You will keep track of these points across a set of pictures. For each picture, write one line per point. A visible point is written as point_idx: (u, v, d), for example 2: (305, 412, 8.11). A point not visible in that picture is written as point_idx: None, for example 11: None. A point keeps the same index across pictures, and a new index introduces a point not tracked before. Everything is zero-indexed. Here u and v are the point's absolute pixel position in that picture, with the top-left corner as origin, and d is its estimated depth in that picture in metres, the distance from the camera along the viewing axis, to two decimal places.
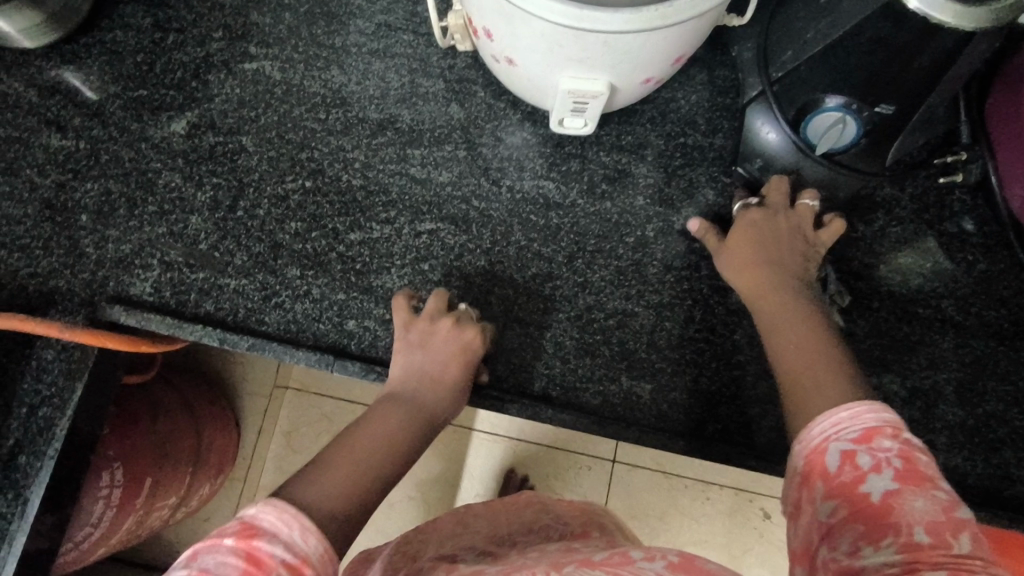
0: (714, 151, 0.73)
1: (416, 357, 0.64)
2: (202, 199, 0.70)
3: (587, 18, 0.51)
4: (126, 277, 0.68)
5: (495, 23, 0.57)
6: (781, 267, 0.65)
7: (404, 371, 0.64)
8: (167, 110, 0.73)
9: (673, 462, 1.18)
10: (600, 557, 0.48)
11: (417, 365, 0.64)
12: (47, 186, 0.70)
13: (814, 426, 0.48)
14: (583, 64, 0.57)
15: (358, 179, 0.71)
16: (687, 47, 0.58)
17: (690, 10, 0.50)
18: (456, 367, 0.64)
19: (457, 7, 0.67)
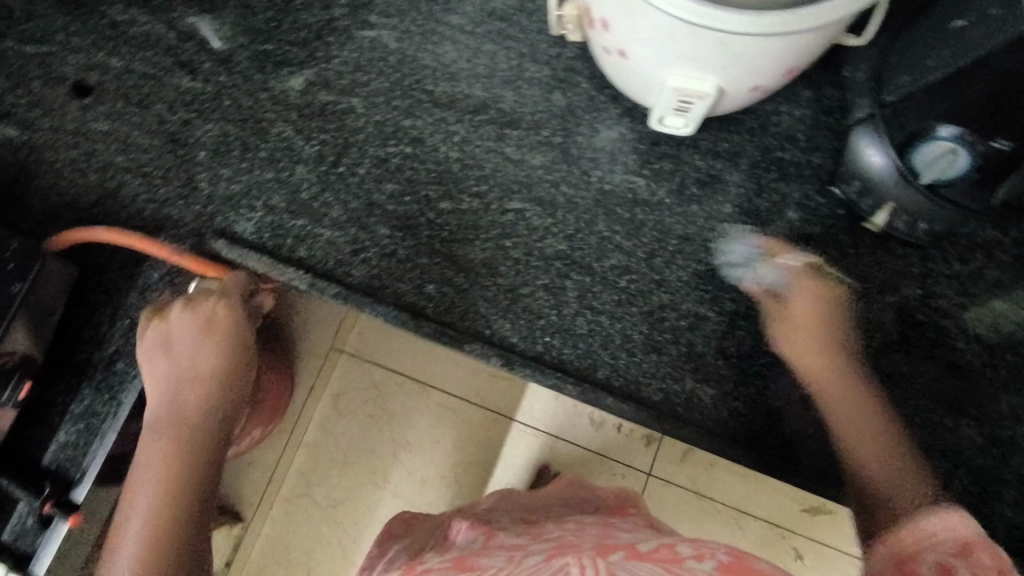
0: (810, 168, 0.72)
1: (197, 298, 0.68)
2: (309, 152, 0.74)
3: (711, 16, 0.52)
4: (233, 215, 0.73)
5: (615, 13, 0.58)
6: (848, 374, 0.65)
7: (166, 394, 0.68)
8: (288, 65, 0.77)
9: (708, 483, 1.16)
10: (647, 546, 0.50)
11: (173, 340, 0.68)
12: (173, 122, 0.76)
13: (907, 533, 0.53)
14: (696, 63, 0.58)
15: (455, 151, 0.74)
16: (802, 59, 0.58)
17: (815, 20, 0.51)
18: (207, 342, 0.68)
19: None
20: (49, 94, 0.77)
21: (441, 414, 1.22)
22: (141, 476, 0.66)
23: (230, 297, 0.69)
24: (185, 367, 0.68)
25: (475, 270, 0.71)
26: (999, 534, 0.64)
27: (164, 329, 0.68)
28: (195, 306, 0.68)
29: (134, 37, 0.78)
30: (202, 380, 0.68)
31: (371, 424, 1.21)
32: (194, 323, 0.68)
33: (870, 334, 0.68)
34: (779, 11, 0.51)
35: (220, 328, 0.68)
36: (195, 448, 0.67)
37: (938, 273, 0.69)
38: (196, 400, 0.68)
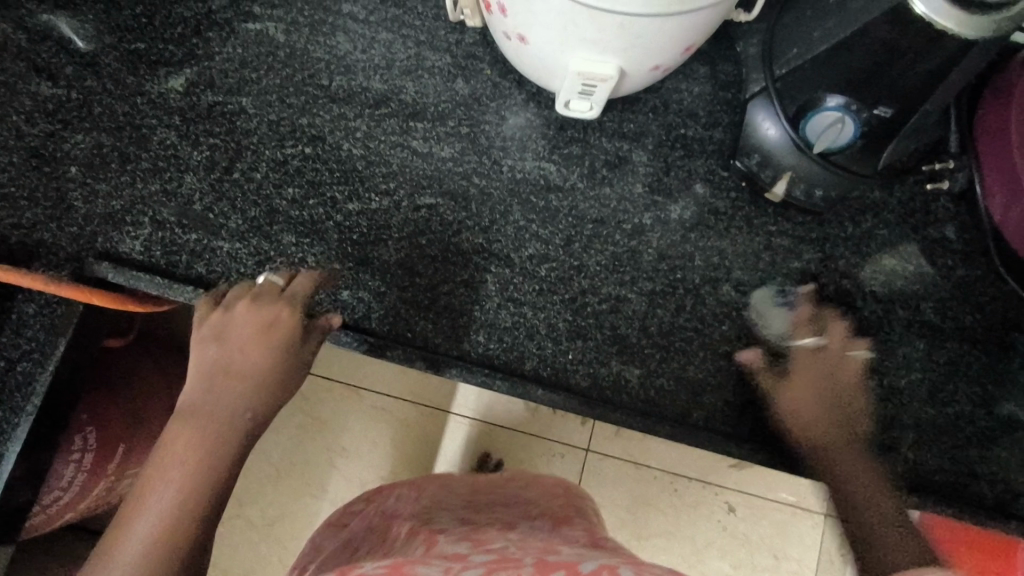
0: (713, 144, 0.74)
1: (264, 297, 0.63)
2: (197, 159, 0.69)
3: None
4: (116, 234, 0.66)
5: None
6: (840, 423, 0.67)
7: (204, 387, 0.62)
8: (165, 65, 0.71)
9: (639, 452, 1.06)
10: (587, 566, 0.43)
11: (227, 331, 0.63)
12: (35, 135, 0.68)
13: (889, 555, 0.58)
14: (598, 45, 0.57)
15: (359, 148, 0.71)
16: (695, 38, 0.59)
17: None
18: (252, 328, 0.62)
19: None
20: None
21: (373, 419, 1.06)
22: (151, 516, 0.55)
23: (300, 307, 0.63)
24: (230, 359, 0.62)
25: (391, 271, 0.68)
26: (902, 473, 0.70)
27: (217, 319, 0.63)
28: (260, 305, 0.63)
29: None
30: (242, 380, 0.62)
31: (301, 436, 1.05)
32: (255, 322, 0.62)
33: (778, 300, 0.71)
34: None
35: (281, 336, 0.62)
36: (236, 445, 0.60)
37: (835, 237, 0.73)
38: (232, 394, 0.62)
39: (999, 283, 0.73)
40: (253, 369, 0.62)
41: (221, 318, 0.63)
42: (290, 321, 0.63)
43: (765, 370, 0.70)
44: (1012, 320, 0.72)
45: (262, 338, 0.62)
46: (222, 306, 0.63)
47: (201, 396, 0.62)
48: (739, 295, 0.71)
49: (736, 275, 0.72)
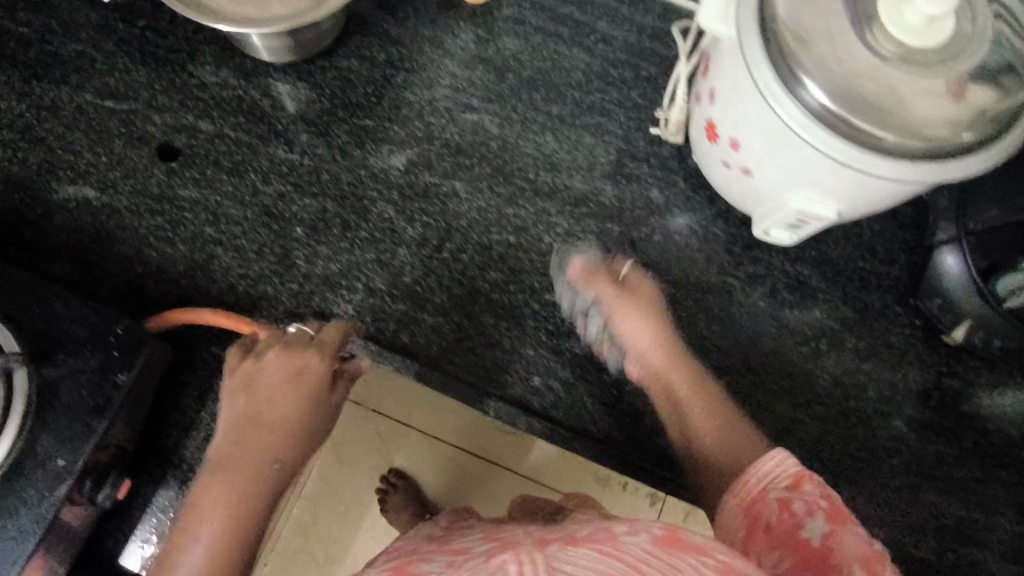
0: (889, 279, 0.77)
1: (294, 345, 0.61)
2: (411, 234, 0.73)
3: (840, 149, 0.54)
4: (333, 296, 0.71)
5: (743, 128, 0.61)
6: (717, 396, 0.61)
7: (231, 437, 0.57)
8: (389, 142, 0.76)
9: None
10: (586, 533, 0.35)
11: (256, 378, 0.60)
12: (268, 194, 0.73)
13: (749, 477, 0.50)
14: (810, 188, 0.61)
15: (558, 242, 0.75)
16: (894, 201, 0.63)
17: (930, 175, 0.54)
18: (274, 370, 0.60)
19: (678, 100, 0.73)
20: (133, 155, 0.73)
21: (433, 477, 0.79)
22: (185, 543, 0.52)
23: (327, 353, 0.61)
24: (259, 411, 0.58)
25: (580, 364, 0.71)
26: None
27: (249, 367, 0.61)
28: (288, 352, 0.61)
29: (226, 101, 0.75)
30: (273, 429, 0.58)
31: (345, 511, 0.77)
32: (283, 372, 0.60)
33: (946, 441, 0.73)
34: (900, 157, 0.54)
35: (309, 386, 0.60)
36: (261, 498, 0.55)
37: (1004, 384, 0.75)
38: (257, 444, 0.57)
39: None
40: (283, 418, 0.58)
41: (252, 365, 0.60)
42: (319, 368, 0.60)
43: (929, 510, 0.71)
44: None
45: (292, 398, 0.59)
46: (255, 354, 0.61)
47: (225, 447, 0.57)
48: (909, 432, 0.73)
49: (907, 411, 0.73)
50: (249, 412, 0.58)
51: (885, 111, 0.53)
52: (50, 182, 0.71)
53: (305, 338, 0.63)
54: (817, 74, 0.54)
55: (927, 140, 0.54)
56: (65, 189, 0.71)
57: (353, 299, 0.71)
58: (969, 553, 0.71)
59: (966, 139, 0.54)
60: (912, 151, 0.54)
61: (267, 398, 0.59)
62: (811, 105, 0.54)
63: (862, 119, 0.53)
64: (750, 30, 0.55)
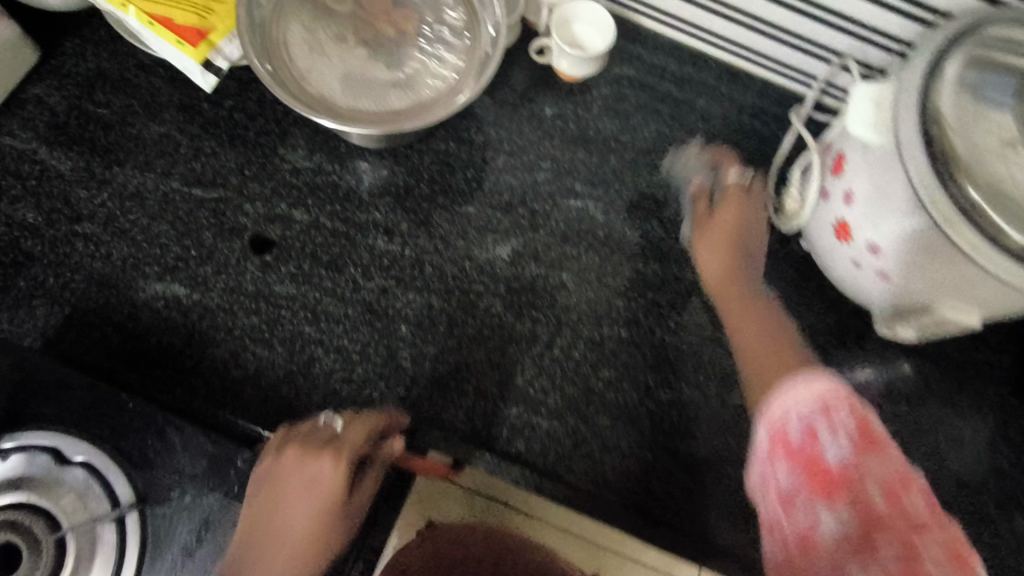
0: (1001, 371, 0.76)
1: (315, 445, 0.56)
2: (520, 330, 0.70)
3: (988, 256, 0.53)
4: (442, 400, 0.67)
5: (876, 222, 0.60)
6: (744, 270, 0.65)
7: (242, 550, 0.54)
8: (492, 231, 0.73)
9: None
10: None
11: (276, 478, 0.56)
12: (369, 289, 0.69)
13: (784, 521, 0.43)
14: (943, 290, 0.59)
15: (670, 335, 0.72)
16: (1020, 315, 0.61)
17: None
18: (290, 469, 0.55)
19: (796, 193, 0.71)
20: (224, 248, 0.68)
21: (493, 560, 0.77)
22: None
23: (345, 457, 0.55)
24: (275, 520, 0.54)
25: (701, 468, 0.68)
26: None
27: (272, 463, 0.56)
28: (308, 448, 0.56)
29: (321, 188, 0.72)
30: (276, 539, 0.54)
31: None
32: (300, 476, 0.55)
33: None
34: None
35: (328, 495, 0.54)
36: None
37: None
38: (264, 561, 0.53)
39: None
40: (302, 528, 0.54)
41: (272, 463, 0.56)
42: (334, 478, 0.55)
43: None
44: None
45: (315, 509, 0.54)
46: (276, 450, 0.57)
47: (236, 561, 0.53)
48: None
49: None
50: (265, 518, 0.55)
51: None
52: (137, 279, 0.67)
53: (328, 437, 0.57)
54: (977, 181, 0.53)
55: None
56: (152, 286, 0.66)
57: (465, 401, 0.67)
58: None
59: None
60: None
61: (284, 507, 0.55)
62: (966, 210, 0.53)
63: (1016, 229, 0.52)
64: (911, 131, 0.55)
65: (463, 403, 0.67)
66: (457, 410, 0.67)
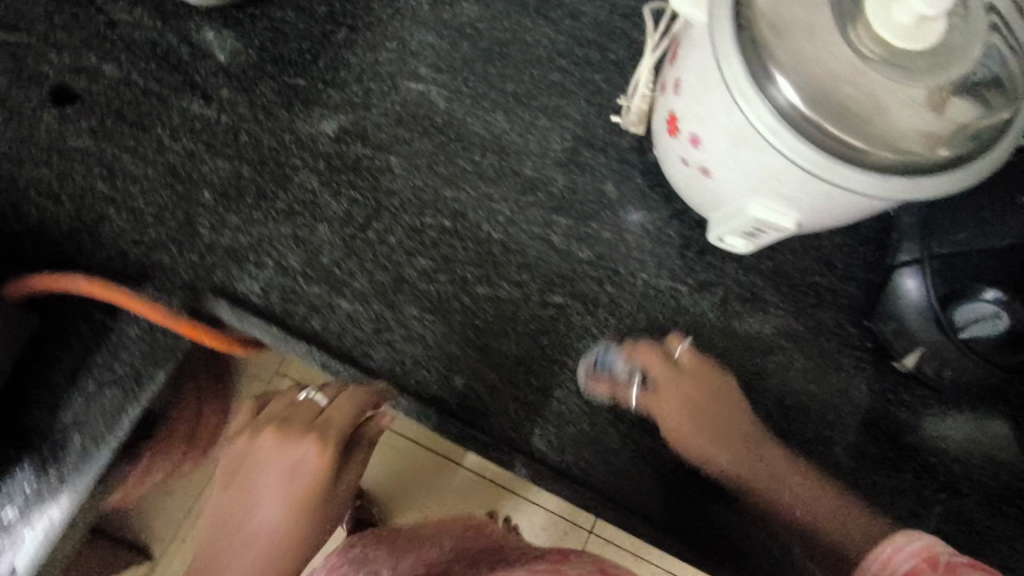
0: (845, 298, 0.73)
1: (295, 424, 0.58)
2: (334, 209, 0.66)
3: (807, 157, 0.49)
4: (238, 271, 0.64)
5: (704, 120, 0.56)
6: None
7: (225, 509, 0.59)
8: (320, 107, 0.69)
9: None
10: None
11: (249, 458, 0.58)
12: (176, 151, 0.65)
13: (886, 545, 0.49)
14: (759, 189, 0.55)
15: (498, 231, 0.68)
16: (852, 216, 0.58)
17: (889, 193, 0.50)
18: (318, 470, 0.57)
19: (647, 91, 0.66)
20: (21, 96, 0.65)
21: None
22: None
23: (331, 447, 0.57)
24: (240, 523, 0.58)
25: (508, 366, 0.66)
26: None
27: (245, 444, 0.59)
28: (288, 434, 0.57)
29: (137, 43, 0.67)
30: (267, 547, 0.57)
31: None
32: (281, 465, 0.57)
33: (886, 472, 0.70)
34: (869, 170, 0.49)
35: (309, 485, 0.57)
36: None
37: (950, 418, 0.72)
38: (232, 569, 0.56)
39: None
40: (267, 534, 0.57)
41: (247, 445, 0.59)
42: (316, 463, 0.57)
43: None
44: None
45: (225, 494, 0.60)
46: (252, 429, 0.60)
47: (220, 523, 0.58)
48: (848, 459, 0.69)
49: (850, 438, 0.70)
50: (234, 493, 0.60)
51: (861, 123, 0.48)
52: None
53: (312, 414, 0.59)
54: (791, 72, 0.48)
55: (898, 155, 0.49)
56: None
57: (263, 276, 0.64)
58: None
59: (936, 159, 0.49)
60: (881, 165, 0.49)
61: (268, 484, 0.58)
62: (781, 105, 0.49)
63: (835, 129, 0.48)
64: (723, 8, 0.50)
65: (261, 278, 0.64)
66: (252, 284, 0.64)
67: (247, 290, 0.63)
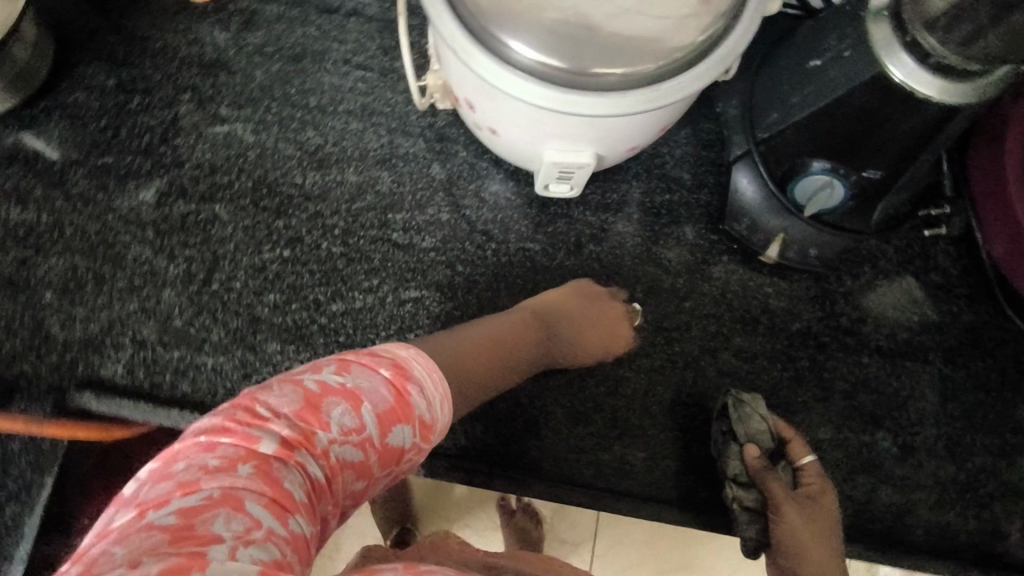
0: (700, 208, 0.73)
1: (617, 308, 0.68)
2: (174, 273, 0.67)
3: (570, 103, 0.49)
4: (97, 359, 0.65)
5: (476, 97, 0.56)
6: None
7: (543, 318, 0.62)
8: (135, 177, 0.69)
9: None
10: None
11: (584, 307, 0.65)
12: (8, 263, 0.67)
13: None
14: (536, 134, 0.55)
15: (337, 245, 0.69)
16: (663, 129, 0.57)
17: (667, 98, 0.49)
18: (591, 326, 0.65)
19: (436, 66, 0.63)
20: None
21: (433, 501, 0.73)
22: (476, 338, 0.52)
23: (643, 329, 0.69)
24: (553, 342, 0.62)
25: None
26: (921, 537, 0.67)
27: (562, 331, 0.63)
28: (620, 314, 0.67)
29: None
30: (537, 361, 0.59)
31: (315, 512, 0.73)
32: (607, 320, 0.66)
33: (782, 364, 0.70)
34: (637, 88, 0.49)
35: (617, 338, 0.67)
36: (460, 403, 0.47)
37: (835, 292, 0.71)
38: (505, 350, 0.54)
39: (1010, 325, 0.71)
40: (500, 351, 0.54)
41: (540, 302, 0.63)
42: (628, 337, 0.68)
43: None
44: None
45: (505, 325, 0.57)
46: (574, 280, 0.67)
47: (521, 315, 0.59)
48: (741, 363, 0.69)
49: (738, 341, 0.70)
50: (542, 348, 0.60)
51: (606, 42, 0.47)
52: None
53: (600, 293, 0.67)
54: (516, 32, 0.48)
55: (658, 61, 0.49)
56: None
57: (122, 358, 0.65)
58: None
59: (700, 42, 0.49)
60: (648, 76, 0.49)
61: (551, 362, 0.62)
62: (525, 65, 0.49)
63: (585, 65, 0.48)
64: None
65: (120, 361, 0.65)
66: (114, 369, 0.65)
67: (111, 375, 0.65)
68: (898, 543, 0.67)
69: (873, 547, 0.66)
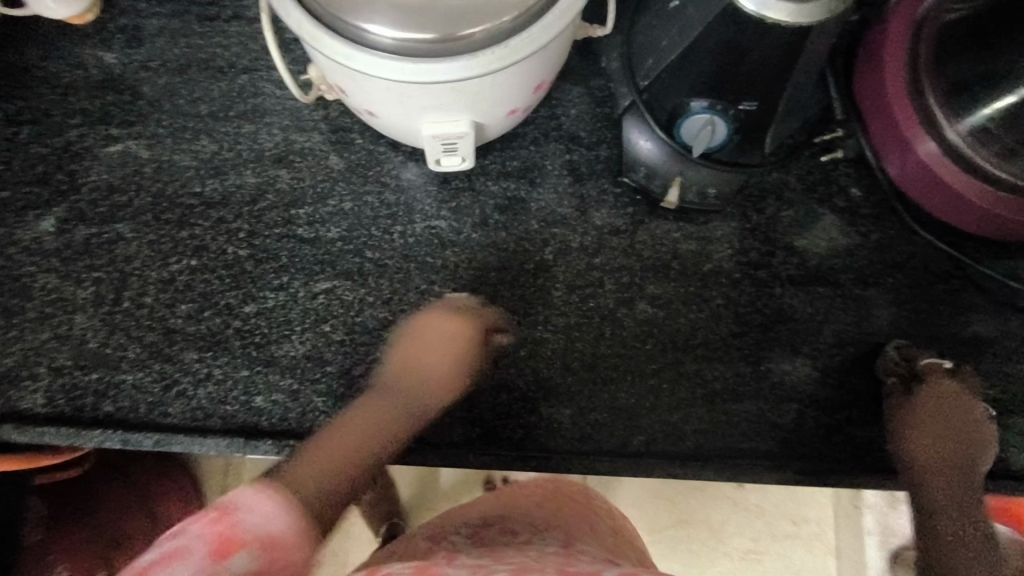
0: (601, 163, 0.73)
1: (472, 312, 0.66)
2: (84, 296, 0.68)
3: (429, 70, 0.50)
4: (15, 392, 0.65)
5: (341, 80, 0.56)
6: None
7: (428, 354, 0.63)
8: (33, 208, 0.69)
9: (820, 510, 0.91)
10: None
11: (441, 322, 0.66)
12: None
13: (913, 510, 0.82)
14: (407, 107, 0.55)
15: (244, 248, 0.69)
16: (533, 86, 0.58)
17: (525, 49, 0.50)
18: (452, 364, 0.64)
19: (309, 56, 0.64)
20: None
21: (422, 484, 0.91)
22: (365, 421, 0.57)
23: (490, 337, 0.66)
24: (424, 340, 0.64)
25: (301, 366, 0.67)
26: (853, 455, 0.69)
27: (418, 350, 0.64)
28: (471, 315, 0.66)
29: None
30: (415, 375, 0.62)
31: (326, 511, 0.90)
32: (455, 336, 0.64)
33: (697, 306, 0.71)
34: (492, 46, 0.50)
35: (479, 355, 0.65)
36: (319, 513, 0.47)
37: (741, 229, 0.72)
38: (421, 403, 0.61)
39: (916, 238, 0.73)
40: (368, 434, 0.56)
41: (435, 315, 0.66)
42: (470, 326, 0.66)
43: (697, 382, 0.69)
44: (934, 273, 0.73)
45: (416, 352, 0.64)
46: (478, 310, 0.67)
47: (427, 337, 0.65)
48: (656, 310, 0.70)
49: (651, 289, 0.71)
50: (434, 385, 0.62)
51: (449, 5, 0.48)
52: None
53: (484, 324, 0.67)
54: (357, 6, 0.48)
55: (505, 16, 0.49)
56: None
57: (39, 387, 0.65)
58: (744, 408, 0.69)
59: None
60: (498, 33, 0.50)
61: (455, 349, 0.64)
62: (373, 39, 0.49)
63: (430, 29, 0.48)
64: None
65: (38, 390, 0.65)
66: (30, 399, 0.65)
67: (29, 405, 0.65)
68: (831, 464, 0.68)
69: (804, 472, 0.68)
